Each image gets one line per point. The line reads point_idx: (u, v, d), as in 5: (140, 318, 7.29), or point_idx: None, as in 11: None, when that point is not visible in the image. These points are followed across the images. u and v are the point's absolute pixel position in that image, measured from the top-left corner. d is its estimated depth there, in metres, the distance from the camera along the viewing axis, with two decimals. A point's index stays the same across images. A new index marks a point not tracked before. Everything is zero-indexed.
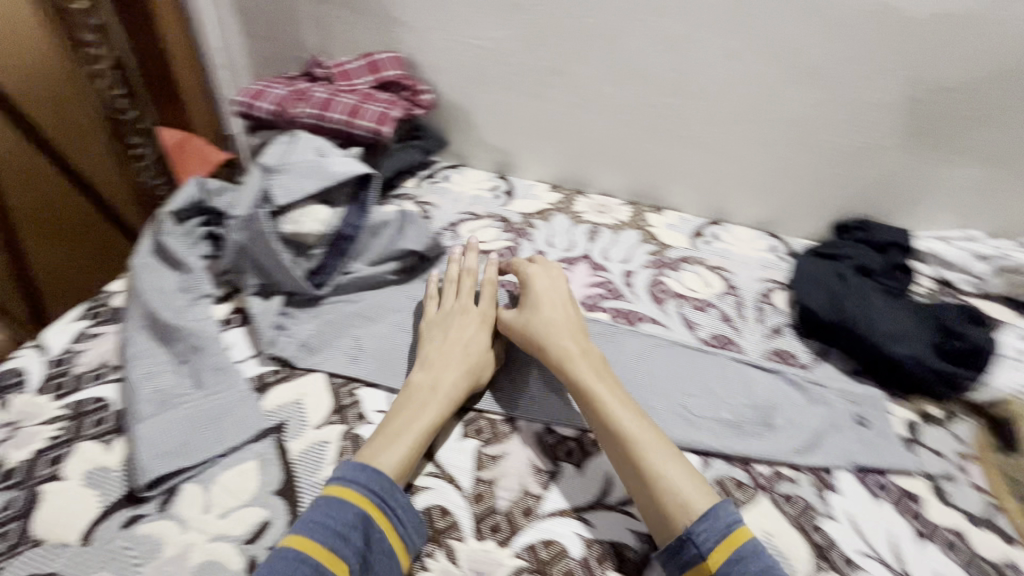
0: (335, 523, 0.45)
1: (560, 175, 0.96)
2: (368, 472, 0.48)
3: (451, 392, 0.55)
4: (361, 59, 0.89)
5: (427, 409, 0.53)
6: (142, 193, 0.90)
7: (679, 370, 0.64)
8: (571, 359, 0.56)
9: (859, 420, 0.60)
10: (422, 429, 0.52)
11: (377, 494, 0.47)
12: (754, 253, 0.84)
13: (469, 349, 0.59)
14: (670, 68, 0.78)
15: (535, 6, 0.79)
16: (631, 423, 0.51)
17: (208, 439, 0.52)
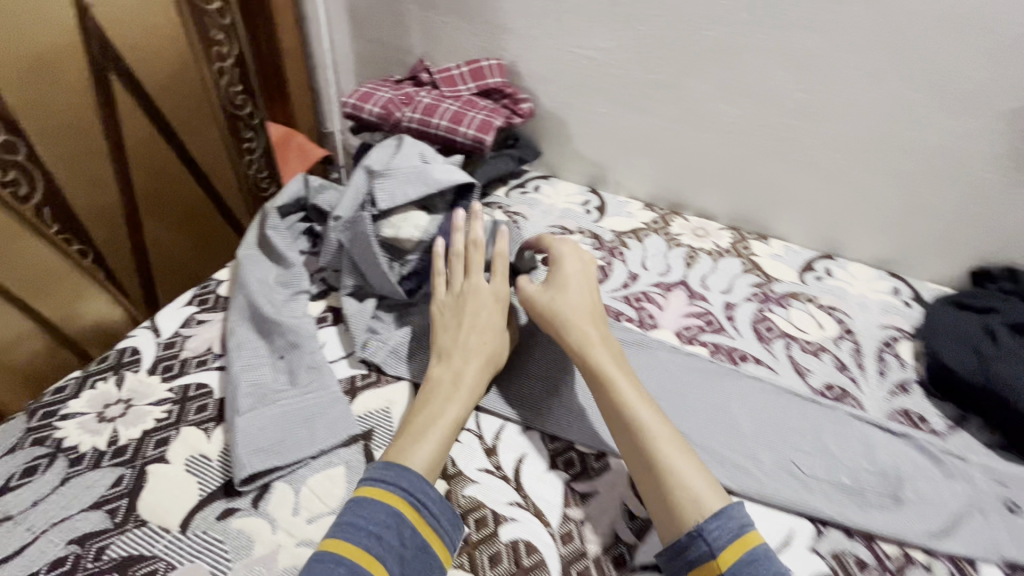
0: (367, 523, 0.44)
1: (656, 193, 0.91)
2: (395, 472, 0.47)
3: (472, 386, 0.54)
4: (466, 64, 0.88)
5: (450, 404, 0.53)
6: (251, 184, 0.96)
7: (789, 420, 0.58)
8: (591, 349, 0.55)
9: (1009, 506, 0.52)
10: (446, 424, 0.51)
11: (403, 489, 0.46)
12: (874, 295, 0.75)
13: (491, 341, 0.57)
14: (796, 87, 0.72)
15: (651, 17, 0.75)
16: (651, 422, 0.49)
17: (301, 439, 0.52)
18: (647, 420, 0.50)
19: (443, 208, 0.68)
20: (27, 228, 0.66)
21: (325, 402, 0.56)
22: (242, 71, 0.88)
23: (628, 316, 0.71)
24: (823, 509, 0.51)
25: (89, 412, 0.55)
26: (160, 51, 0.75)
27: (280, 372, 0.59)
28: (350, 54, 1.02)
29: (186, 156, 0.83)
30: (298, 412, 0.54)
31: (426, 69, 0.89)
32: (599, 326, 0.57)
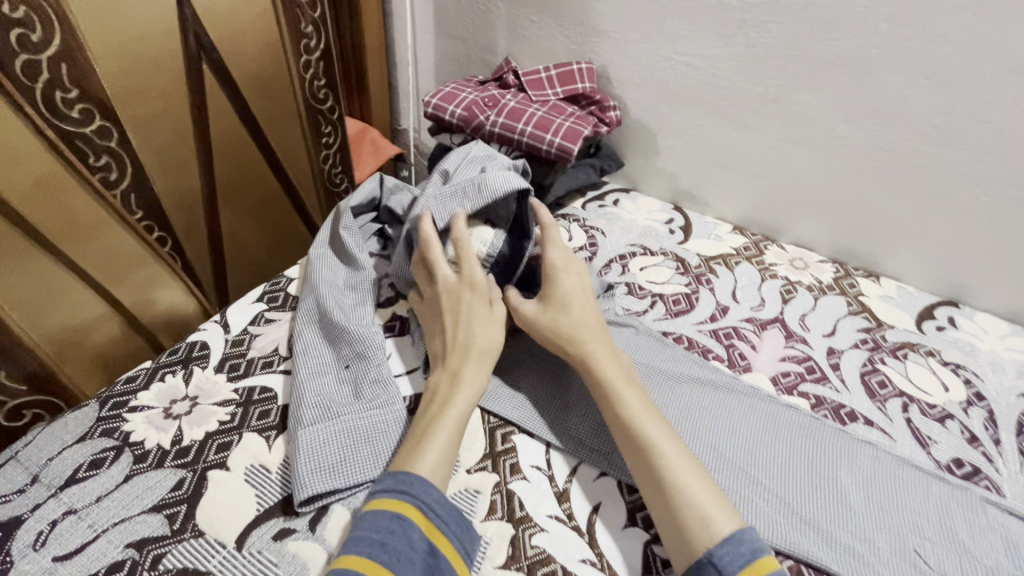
0: (371, 533, 0.41)
1: (749, 216, 0.83)
2: (398, 478, 0.44)
3: (473, 381, 0.51)
4: (554, 67, 0.83)
5: (447, 403, 0.49)
6: (325, 180, 0.96)
7: (911, 498, 0.50)
8: (595, 356, 0.53)
9: None
10: (449, 421, 0.48)
11: (402, 491, 0.43)
12: (1010, 355, 0.65)
13: (485, 336, 0.54)
14: (937, 109, 0.63)
15: (769, 24, 0.68)
16: (659, 437, 0.47)
17: (361, 460, 0.49)
18: (654, 436, 0.47)
19: (506, 221, 0.62)
20: (115, 216, 0.67)
21: (388, 422, 0.52)
22: (326, 65, 0.88)
23: (716, 354, 0.64)
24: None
25: (156, 407, 0.54)
26: (251, 43, 0.75)
27: (345, 383, 0.56)
28: (432, 51, 1.00)
29: (265, 147, 0.83)
30: (358, 429, 0.51)
31: (512, 70, 0.85)
32: (602, 332, 0.55)
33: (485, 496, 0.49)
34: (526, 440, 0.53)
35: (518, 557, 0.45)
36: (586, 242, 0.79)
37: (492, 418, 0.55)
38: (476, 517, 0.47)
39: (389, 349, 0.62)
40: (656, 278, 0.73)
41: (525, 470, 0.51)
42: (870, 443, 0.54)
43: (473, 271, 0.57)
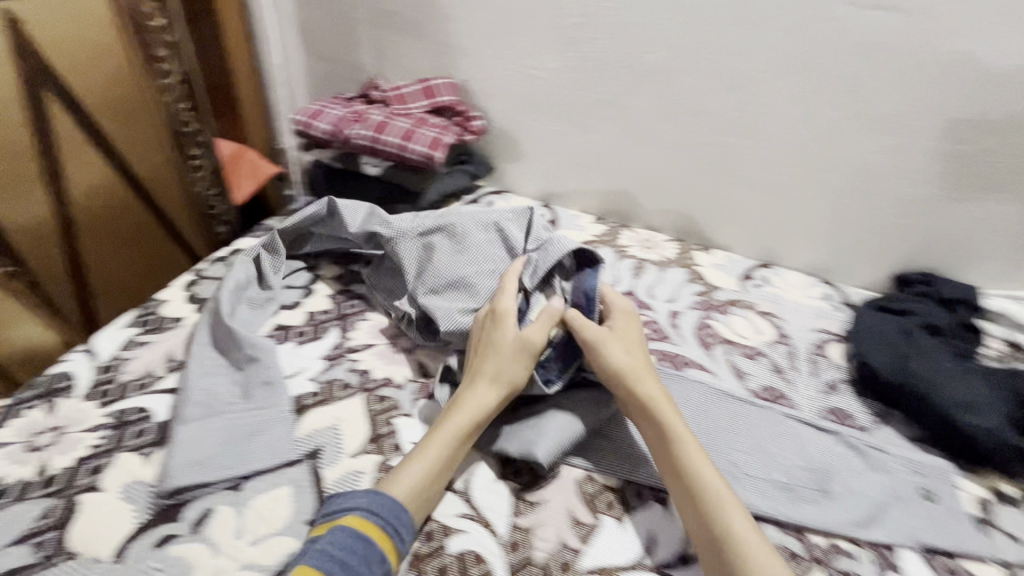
0: (338, 551, 0.43)
1: (607, 208, 0.95)
2: (369, 496, 0.47)
3: (473, 408, 0.53)
4: (417, 83, 0.89)
5: (446, 425, 0.52)
6: (198, 205, 0.93)
7: (730, 424, 0.61)
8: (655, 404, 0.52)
9: (925, 494, 0.56)
10: (435, 449, 0.51)
11: (380, 516, 0.46)
12: (807, 301, 0.80)
13: (496, 369, 0.55)
14: (731, 107, 0.77)
15: (594, 41, 0.79)
16: (712, 482, 0.48)
17: (241, 457, 0.52)
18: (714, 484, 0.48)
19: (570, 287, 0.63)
20: None
21: (270, 418, 0.56)
22: (187, 89, 0.87)
23: None
24: (753, 503, 0.54)
25: (17, 442, 0.53)
26: (103, 70, 0.75)
27: (227, 393, 0.58)
28: (304, 71, 1.06)
29: (124, 171, 0.81)
30: (237, 427, 0.55)
31: (378, 87, 0.90)
32: (660, 379, 0.55)
33: (369, 474, 0.52)
34: (408, 421, 0.58)
35: None
36: None
37: (375, 407, 0.59)
38: None
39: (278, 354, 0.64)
40: None
41: (406, 446, 0.55)
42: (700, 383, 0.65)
43: (505, 303, 0.58)
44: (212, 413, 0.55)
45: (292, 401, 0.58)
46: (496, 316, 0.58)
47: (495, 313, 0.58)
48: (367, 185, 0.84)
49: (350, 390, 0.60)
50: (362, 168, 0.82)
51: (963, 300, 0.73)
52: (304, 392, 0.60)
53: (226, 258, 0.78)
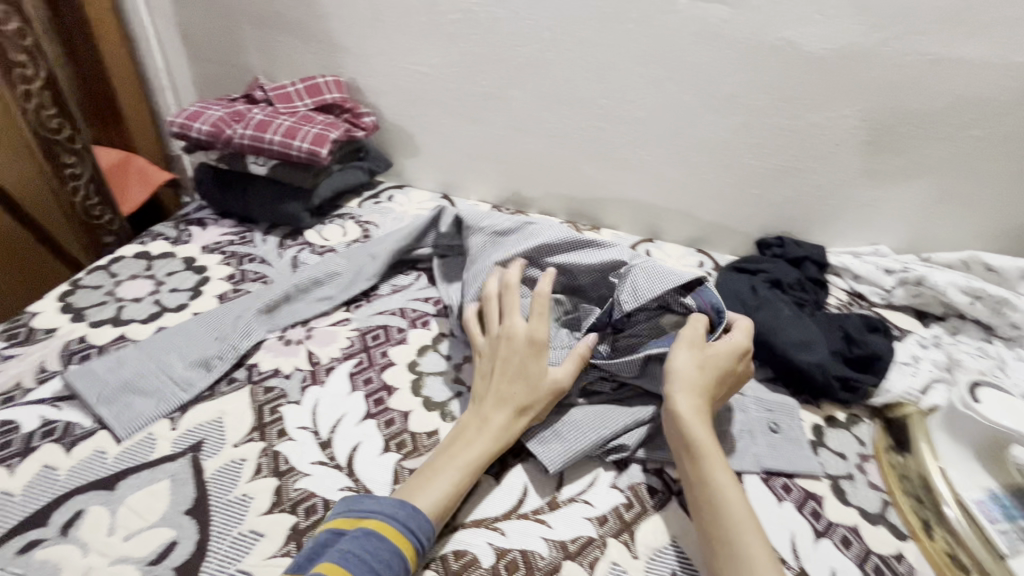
0: (371, 558, 0.43)
1: (503, 195, 0.99)
2: (404, 510, 0.47)
3: (497, 424, 0.53)
4: (301, 82, 0.90)
5: (475, 443, 0.52)
6: (78, 214, 0.90)
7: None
8: (693, 424, 0.52)
9: (773, 427, 0.62)
10: (467, 466, 0.51)
11: (413, 535, 0.46)
12: (683, 269, 0.87)
13: (529, 394, 0.55)
14: (599, 95, 0.82)
15: (468, 36, 0.83)
16: (732, 500, 0.48)
17: (123, 422, 0.55)
18: (739, 506, 0.47)
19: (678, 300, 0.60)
20: None
21: (166, 385, 0.59)
22: (54, 93, 0.82)
23: None
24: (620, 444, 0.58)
25: None
26: None
27: (143, 356, 0.61)
28: (190, 74, 1.02)
29: None
30: (133, 386, 0.58)
31: (262, 86, 0.90)
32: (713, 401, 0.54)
33: (251, 461, 0.53)
34: (294, 408, 0.59)
35: (282, 501, 0.51)
36: (359, 235, 0.86)
37: (262, 398, 0.60)
38: (241, 481, 0.52)
39: (213, 333, 0.64)
40: None
41: (291, 432, 0.56)
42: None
43: (539, 328, 0.58)
44: (119, 366, 0.59)
45: (168, 407, 0.57)
46: (534, 339, 0.57)
47: (531, 336, 0.57)
48: (256, 185, 0.85)
49: (236, 384, 0.61)
50: (248, 167, 0.84)
51: (810, 258, 0.83)
52: (204, 377, 0.60)
53: (107, 266, 0.76)
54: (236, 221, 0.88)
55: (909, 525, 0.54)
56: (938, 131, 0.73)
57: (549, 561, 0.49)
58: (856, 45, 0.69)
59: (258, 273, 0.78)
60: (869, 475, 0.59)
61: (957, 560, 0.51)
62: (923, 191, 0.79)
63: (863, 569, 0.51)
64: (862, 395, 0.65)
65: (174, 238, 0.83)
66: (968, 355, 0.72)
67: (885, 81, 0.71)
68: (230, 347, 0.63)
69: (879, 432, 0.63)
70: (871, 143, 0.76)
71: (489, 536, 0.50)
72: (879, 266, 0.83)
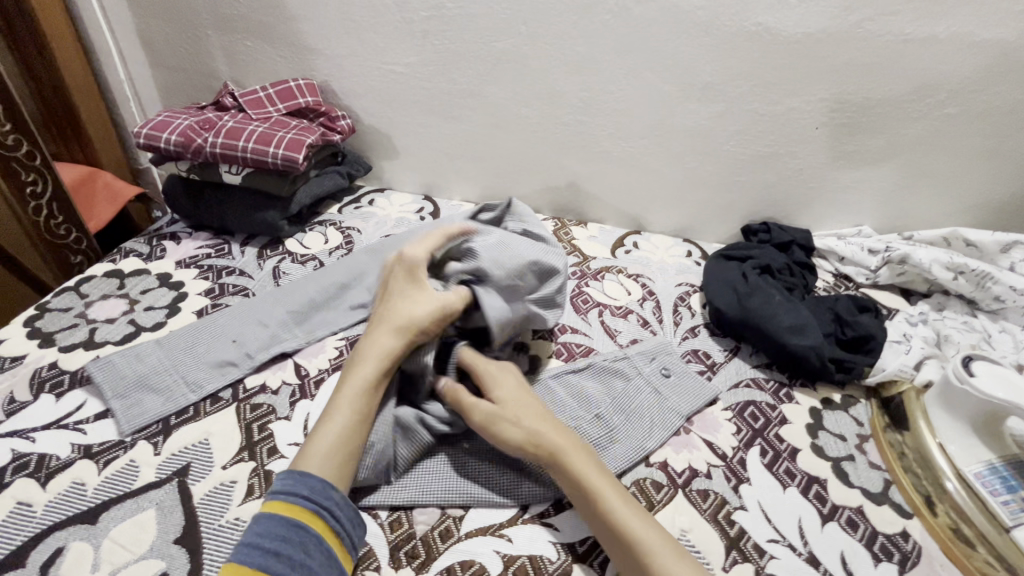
0: (265, 540, 0.42)
1: (486, 194, 0.97)
2: (299, 480, 0.46)
3: (371, 355, 0.53)
4: (271, 86, 0.87)
5: (358, 372, 0.53)
6: (41, 234, 0.86)
7: (618, 389, 0.62)
8: (562, 450, 0.50)
9: (666, 372, 0.66)
10: (347, 397, 0.51)
11: (307, 499, 0.45)
12: (671, 259, 0.87)
13: (405, 311, 0.55)
14: (578, 88, 0.81)
15: (443, 34, 0.81)
16: (629, 519, 0.46)
17: (129, 419, 0.55)
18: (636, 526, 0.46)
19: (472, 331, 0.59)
20: None
21: (178, 385, 0.58)
22: (9, 107, 0.78)
23: None
24: (617, 434, 0.58)
25: None
26: None
27: (165, 354, 0.61)
28: (153, 82, 0.99)
29: None
30: (147, 382, 0.58)
31: (231, 93, 0.87)
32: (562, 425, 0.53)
33: (242, 483, 0.51)
34: (285, 425, 0.57)
35: None
36: (341, 241, 0.84)
37: (248, 415, 0.57)
38: (233, 504, 0.50)
39: (232, 336, 0.63)
40: None
41: (283, 449, 0.54)
42: (594, 361, 0.65)
43: (415, 253, 0.58)
44: (141, 360, 0.59)
45: (155, 420, 0.56)
46: (408, 265, 0.58)
47: (409, 262, 0.58)
48: (231, 195, 0.82)
49: (220, 403, 0.58)
50: (222, 177, 0.81)
51: (797, 242, 0.84)
52: (216, 381, 0.60)
53: (76, 287, 0.73)
54: (212, 233, 0.85)
55: (912, 502, 0.55)
56: (916, 111, 0.74)
57: (559, 564, 0.48)
58: (832, 28, 0.69)
59: (238, 286, 0.75)
60: (869, 455, 0.59)
61: (961, 533, 0.51)
62: (902, 171, 0.80)
63: (871, 549, 0.51)
64: (857, 375, 0.65)
65: (147, 254, 0.80)
66: (955, 330, 0.73)
67: (860, 64, 0.71)
68: (246, 355, 0.62)
69: (874, 411, 0.64)
70: (850, 124, 0.76)
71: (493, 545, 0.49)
72: (864, 247, 0.83)
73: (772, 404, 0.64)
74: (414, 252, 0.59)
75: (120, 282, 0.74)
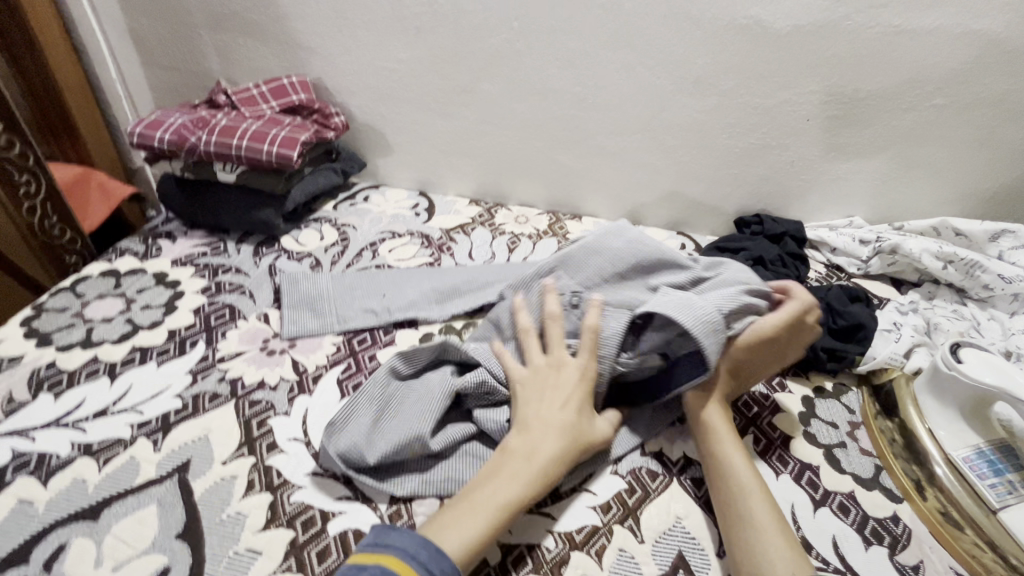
0: None
1: (481, 189, 0.98)
2: (429, 547, 0.42)
3: (539, 458, 0.48)
4: (264, 84, 0.87)
5: (521, 479, 0.47)
6: (36, 235, 0.86)
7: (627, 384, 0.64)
8: (710, 410, 0.55)
9: None
10: (507, 502, 0.45)
11: (429, 569, 0.41)
12: None
13: (578, 429, 0.50)
14: (572, 82, 0.81)
15: (435, 29, 0.81)
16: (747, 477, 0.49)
17: (286, 326, 0.67)
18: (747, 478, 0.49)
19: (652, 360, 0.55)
20: None
21: (335, 313, 0.68)
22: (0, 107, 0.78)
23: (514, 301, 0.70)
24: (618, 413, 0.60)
25: None
26: None
27: (333, 282, 0.72)
28: (145, 79, 0.99)
29: None
30: (311, 303, 0.69)
31: (224, 90, 0.86)
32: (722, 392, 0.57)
33: (242, 478, 0.52)
34: (283, 419, 0.57)
35: (278, 516, 0.49)
36: (336, 238, 0.84)
37: (248, 412, 0.58)
38: (233, 499, 0.50)
39: (384, 290, 0.71)
40: (403, 255, 0.82)
41: (283, 444, 0.54)
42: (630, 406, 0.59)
43: (589, 365, 0.54)
44: (314, 282, 0.71)
45: (307, 334, 0.66)
46: (588, 383, 0.53)
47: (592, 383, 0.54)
48: (226, 193, 0.82)
49: (218, 399, 0.59)
50: (217, 175, 0.81)
51: (789, 234, 0.85)
52: (360, 320, 0.68)
53: (72, 287, 0.73)
54: (206, 231, 0.85)
55: (901, 485, 0.56)
56: (905, 102, 0.75)
57: (556, 554, 0.48)
58: (819, 21, 0.70)
59: (234, 283, 0.75)
60: (860, 441, 0.60)
61: (950, 516, 0.52)
62: (893, 161, 0.81)
63: (862, 534, 0.52)
64: (849, 364, 0.66)
65: (142, 254, 0.80)
66: (946, 319, 0.74)
67: (849, 56, 0.72)
68: (387, 308, 0.69)
69: (865, 398, 0.65)
70: (841, 117, 0.77)
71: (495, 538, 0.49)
72: (855, 238, 0.84)
73: (765, 393, 0.65)
74: (589, 362, 0.54)
75: (116, 281, 0.74)
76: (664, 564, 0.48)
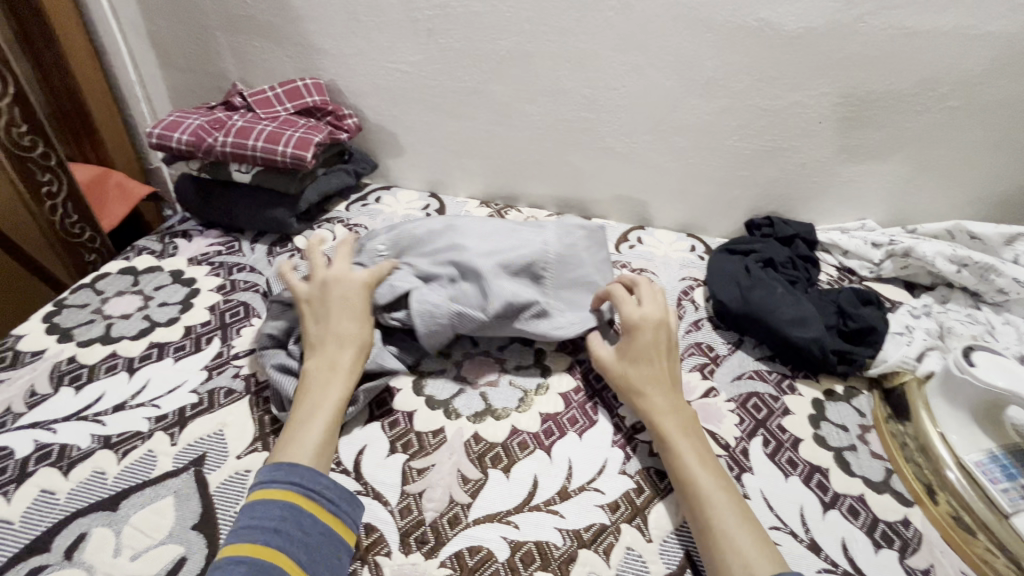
0: (266, 521, 0.44)
1: (492, 190, 0.99)
2: (285, 468, 0.47)
3: (343, 362, 0.55)
4: (280, 86, 0.88)
5: (330, 388, 0.53)
6: (57, 233, 0.88)
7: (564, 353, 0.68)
8: (659, 412, 0.55)
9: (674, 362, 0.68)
10: (332, 409, 0.52)
11: (296, 484, 0.46)
12: (675, 254, 0.88)
13: (364, 333, 0.57)
14: (582, 84, 0.82)
15: (447, 31, 0.82)
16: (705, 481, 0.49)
17: None
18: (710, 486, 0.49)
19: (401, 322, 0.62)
20: None
21: None
22: (25, 108, 0.80)
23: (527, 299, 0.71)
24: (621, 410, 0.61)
25: None
26: None
27: None
28: (163, 83, 1.00)
29: None
30: None
31: (240, 92, 0.88)
32: (671, 391, 0.56)
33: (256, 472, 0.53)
34: None
35: None
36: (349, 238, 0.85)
37: (262, 408, 0.59)
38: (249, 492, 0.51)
39: None
40: None
41: None
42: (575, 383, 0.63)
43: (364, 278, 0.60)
44: None
45: None
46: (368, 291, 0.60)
47: (367, 288, 0.60)
48: (240, 193, 0.84)
49: (233, 395, 0.60)
50: (232, 176, 0.83)
51: (800, 236, 0.85)
52: None
53: (92, 284, 0.74)
54: (222, 231, 0.86)
55: (912, 489, 0.56)
56: (919, 104, 0.74)
57: (564, 550, 0.49)
58: (833, 22, 0.69)
59: (249, 282, 0.76)
60: (871, 444, 0.60)
61: (961, 521, 0.52)
62: (905, 163, 0.80)
63: (871, 535, 0.52)
64: (860, 367, 0.66)
65: (160, 252, 0.81)
66: (959, 322, 0.74)
67: (862, 57, 0.71)
68: None
69: (876, 402, 0.64)
70: (854, 120, 0.77)
71: (374, 415, 0.59)
72: (868, 241, 0.84)
73: (775, 395, 0.65)
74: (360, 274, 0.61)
75: (134, 279, 0.76)
76: (672, 563, 0.48)
